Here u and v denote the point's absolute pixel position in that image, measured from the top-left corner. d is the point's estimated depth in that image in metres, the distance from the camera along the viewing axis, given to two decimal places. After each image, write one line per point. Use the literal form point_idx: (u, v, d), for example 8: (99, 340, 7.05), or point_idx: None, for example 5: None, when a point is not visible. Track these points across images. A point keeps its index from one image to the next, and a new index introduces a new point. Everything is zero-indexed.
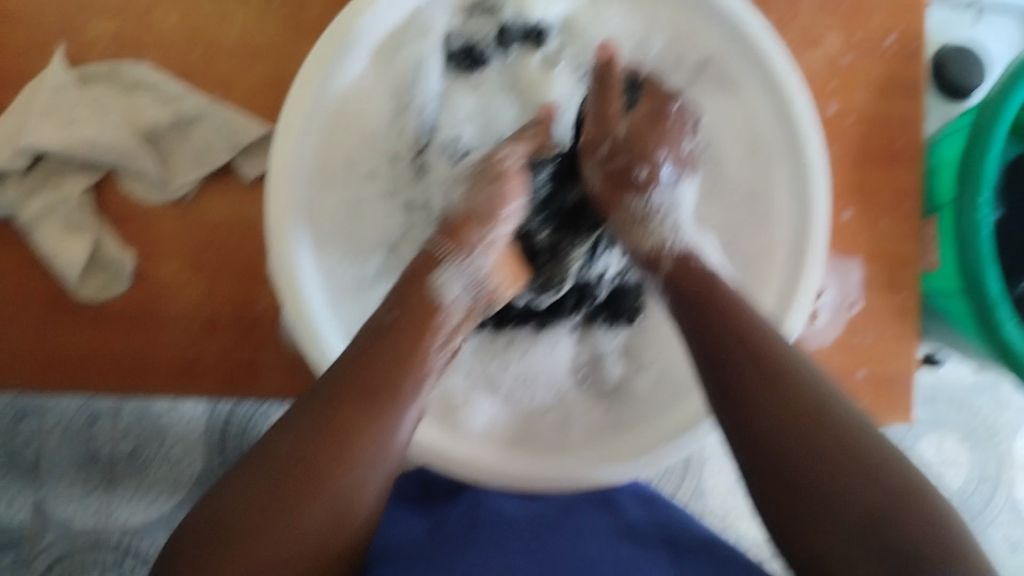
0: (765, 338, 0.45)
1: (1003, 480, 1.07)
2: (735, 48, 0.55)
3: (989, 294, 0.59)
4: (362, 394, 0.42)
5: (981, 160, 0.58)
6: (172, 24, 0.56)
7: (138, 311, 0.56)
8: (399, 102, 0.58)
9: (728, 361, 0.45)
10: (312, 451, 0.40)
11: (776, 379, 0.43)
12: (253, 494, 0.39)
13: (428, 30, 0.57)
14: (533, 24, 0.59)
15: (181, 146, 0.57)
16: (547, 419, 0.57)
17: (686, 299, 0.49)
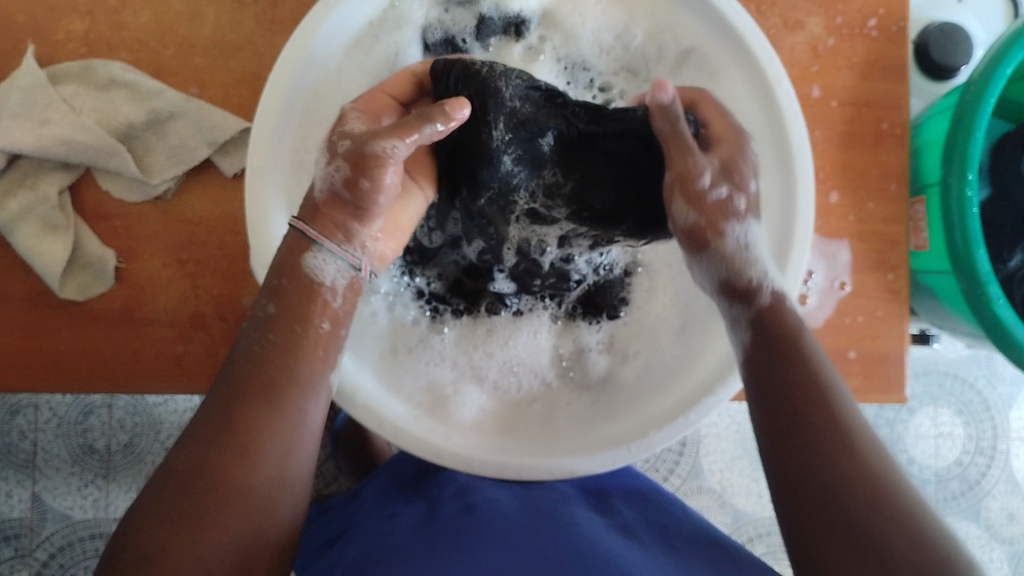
0: (838, 397, 0.43)
1: (998, 451, 1.07)
2: (715, 32, 0.54)
3: (978, 269, 0.58)
4: (260, 391, 0.42)
5: (967, 143, 0.58)
6: (144, 23, 0.56)
7: (118, 311, 0.56)
8: None
9: (799, 408, 0.43)
10: (219, 461, 0.40)
11: (845, 439, 0.42)
12: (162, 508, 0.39)
13: (405, 19, 0.56)
14: (513, 15, 0.57)
15: (158, 143, 0.57)
16: (535, 407, 0.54)
17: (773, 350, 0.45)
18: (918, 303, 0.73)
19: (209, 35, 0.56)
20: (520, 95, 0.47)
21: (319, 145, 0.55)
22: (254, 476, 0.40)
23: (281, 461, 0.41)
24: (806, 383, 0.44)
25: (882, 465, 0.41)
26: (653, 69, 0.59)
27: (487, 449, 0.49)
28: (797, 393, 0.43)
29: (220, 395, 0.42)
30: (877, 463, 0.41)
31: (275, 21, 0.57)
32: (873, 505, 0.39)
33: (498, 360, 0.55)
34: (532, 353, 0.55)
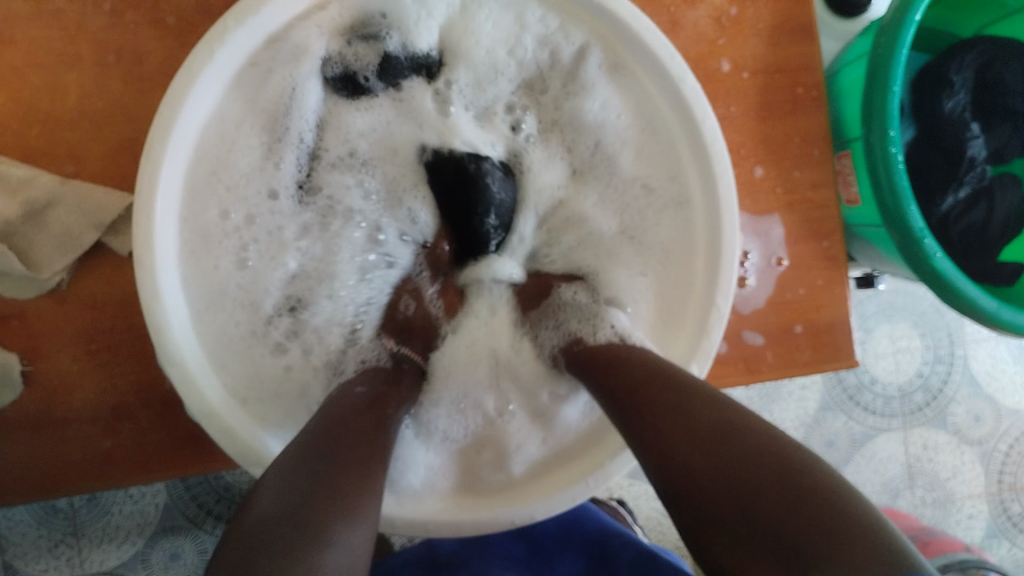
0: (666, 376, 0.43)
1: (957, 357, 1.08)
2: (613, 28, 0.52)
3: (914, 225, 0.56)
4: (362, 427, 0.43)
5: (885, 98, 0.56)
6: (2, 104, 0.52)
7: (34, 415, 0.53)
8: (272, 134, 0.52)
9: (634, 398, 0.43)
10: (340, 485, 0.38)
11: (680, 400, 0.41)
12: (292, 491, 0.36)
13: (307, 52, 0.51)
14: (422, 55, 0.55)
15: (42, 234, 0.52)
16: (488, 464, 0.51)
17: (604, 368, 0.47)
18: (855, 250, 0.72)
19: (77, 106, 0.52)
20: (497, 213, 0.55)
21: (213, 203, 0.50)
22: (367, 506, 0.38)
23: (378, 514, 0.39)
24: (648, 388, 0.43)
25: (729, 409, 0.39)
26: (549, 81, 0.57)
27: (441, 510, 0.47)
28: (639, 410, 0.42)
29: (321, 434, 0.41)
30: (706, 406, 0.39)
31: (144, 80, 0.53)
32: (708, 438, 0.37)
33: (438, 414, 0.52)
34: (466, 373, 0.53)
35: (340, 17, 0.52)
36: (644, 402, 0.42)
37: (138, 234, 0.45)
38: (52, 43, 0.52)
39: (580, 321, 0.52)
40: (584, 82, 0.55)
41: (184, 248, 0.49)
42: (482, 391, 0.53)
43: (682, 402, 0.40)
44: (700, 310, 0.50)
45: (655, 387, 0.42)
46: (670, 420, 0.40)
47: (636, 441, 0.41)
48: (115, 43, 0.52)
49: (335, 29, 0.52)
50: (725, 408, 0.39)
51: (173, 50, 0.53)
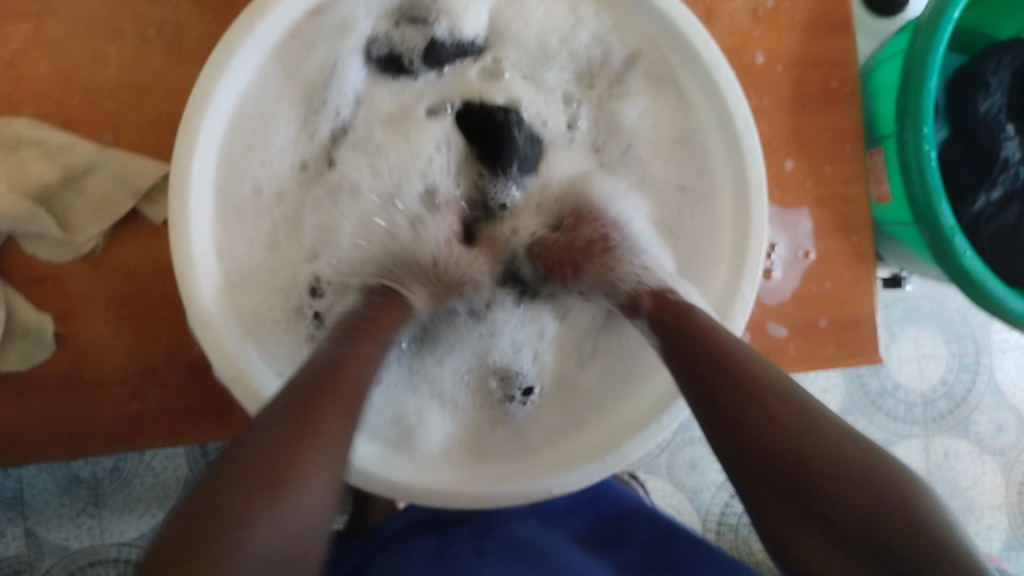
0: (743, 359, 0.43)
1: (982, 365, 1.07)
2: (649, 16, 0.52)
3: (944, 222, 0.56)
4: (339, 381, 0.42)
5: (920, 94, 0.55)
6: (44, 72, 0.53)
7: (65, 375, 0.54)
8: (309, 106, 0.53)
9: (713, 379, 0.43)
10: (297, 450, 0.37)
11: (760, 391, 0.41)
12: (245, 464, 0.36)
13: (351, 29, 0.52)
14: (466, 39, 0.55)
15: (78, 201, 0.54)
16: (502, 434, 0.54)
17: (668, 331, 0.46)
18: (886, 250, 0.72)
19: (117, 76, 0.53)
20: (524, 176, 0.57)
21: (245, 173, 0.51)
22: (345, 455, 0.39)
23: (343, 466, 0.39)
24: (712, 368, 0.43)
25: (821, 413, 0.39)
26: (597, 78, 0.57)
27: (459, 478, 0.48)
28: (720, 394, 0.42)
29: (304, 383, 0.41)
30: (784, 407, 0.40)
31: (183, 53, 0.54)
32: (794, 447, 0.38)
33: (450, 375, 0.55)
34: (467, 351, 0.56)
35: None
36: (710, 384, 0.43)
37: (175, 203, 0.46)
38: (94, 14, 0.53)
39: (633, 261, 0.52)
40: (635, 86, 0.56)
41: (218, 218, 0.49)
42: (484, 364, 0.55)
43: (752, 390, 0.41)
44: (724, 297, 0.51)
45: (734, 368, 0.42)
46: (746, 405, 0.41)
47: (718, 429, 0.41)
48: (155, 15, 0.53)
49: (383, 10, 0.54)
50: (799, 399, 0.40)
51: (211, 24, 0.53)
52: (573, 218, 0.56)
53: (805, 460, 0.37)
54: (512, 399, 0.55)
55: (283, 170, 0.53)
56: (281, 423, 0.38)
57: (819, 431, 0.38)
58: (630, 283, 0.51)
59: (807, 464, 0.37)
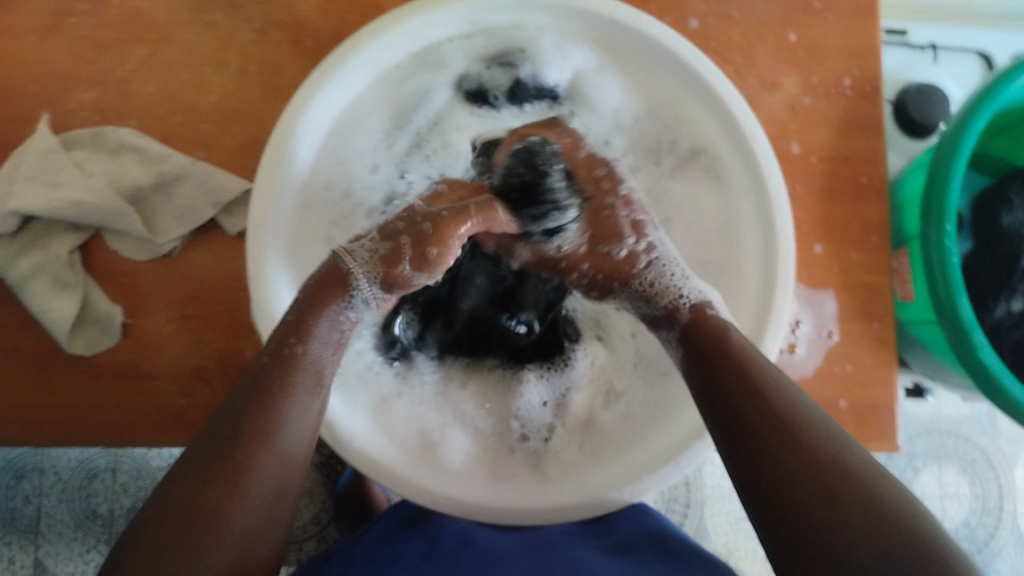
0: (756, 371, 0.45)
1: (1006, 511, 1.02)
2: (697, 95, 0.57)
3: (963, 317, 0.58)
4: (262, 404, 0.43)
5: (943, 192, 0.58)
6: (153, 93, 0.60)
7: (124, 367, 0.58)
8: (396, 122, 0.59)
9: (730, 391, 0.45)
10: (214, 485, 0.40)
11: (777, 416, 0.42)
12: (160, 520, 0.39)
13: (445, 65, 0.59)
14: (547, 88, 0.61)
15: (165, 205, 0.59)
16: (521, 458, 0.57)
17: (721, 359, 0.46)
18: (909, 356, 0.74)
19: (214, 104, 0.59)
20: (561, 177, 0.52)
21: (321, 177, 0.57)
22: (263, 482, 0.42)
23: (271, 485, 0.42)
24: (732, 374, 0.45)
25: (848, 454, 0.40)
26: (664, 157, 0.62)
27: (483, 495, 0.51)
28: (739, 409, 0.44)
29: (233, 413, 0.43)
30: (812, 437, 0.41)
31: (277, 88, 0.60)
32: (813, 480, 0.39)
33: (471, 401, 0.59)
34: (495, 388, 0.61)
35: (482, 42, 0.58)
36: (732, 392, 0.45)
37: (258, 192, 0.52)
38: (204, 47, 0.60)
39: (668, 278, 0.52)
40: (692, 174, 0.61)
41: (295, 215, 0.55)
42: (507, 411, 0.59)
43: (773, 404, 0.43)
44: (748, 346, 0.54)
45: (757, 381, 0.44)
46: (764, 419, 0.43)
47: (739, 453, 0.43)
48: (257, 55, 0.60)
49: (477, 53, 0.59)
50: (814, 412, 0.43)
51: (305, 66, 0.60)
52: (594, 226, 0.53)
53: (810, 466, 0.40)
54: (530, 437, 0.58)
55: (364, 175, 0.59)
56: (207, 445, 0.42)
57: (843, 472, 0.39)
58: (670, 296, 0.51)
59: (782, 445, 0.41)
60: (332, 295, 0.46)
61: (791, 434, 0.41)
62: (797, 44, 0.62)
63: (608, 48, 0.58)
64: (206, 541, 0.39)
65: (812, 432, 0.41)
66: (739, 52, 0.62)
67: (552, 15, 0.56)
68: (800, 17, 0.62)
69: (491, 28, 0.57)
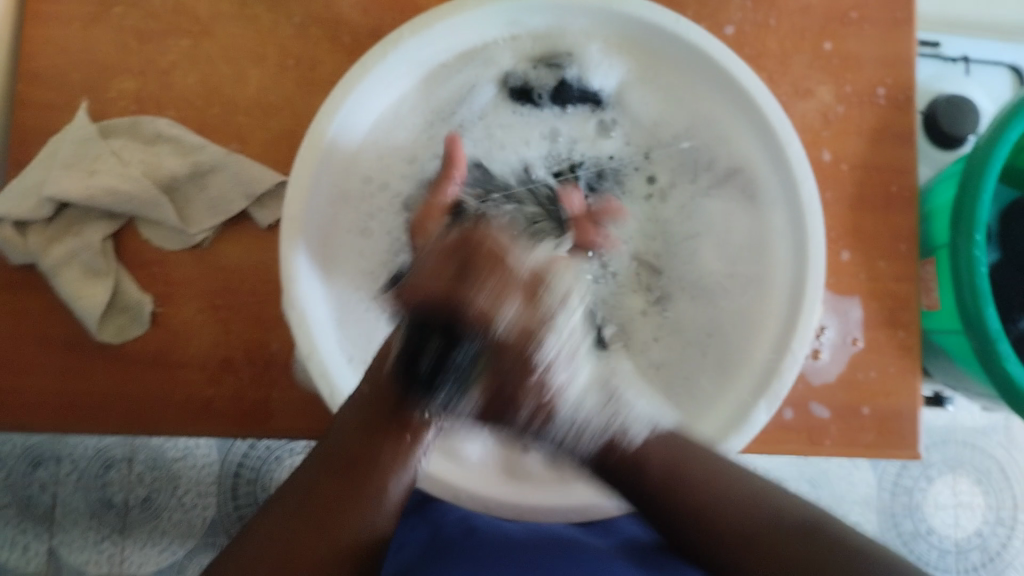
0: (720, 484, 0.44)
1: (1019, 522, 1.02)
2: (735, 104, 0.58)
3: (989, 327, 0.58)
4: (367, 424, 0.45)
5: (974, 202, 0.58)
6: (191, 84, 0.60)
7: (152, 355, 0.58)
8: (436, 116, 0.59)
9: (697, 519, 0.44)
10: (328, 497, 0.42)
11: (746, 522, 0.43)
12: (271, 531, 0.41)
13: (492, 61, 0.59)
14: (592, 92, 0.61)
15: (198, 196, 0.59)
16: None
17: (670, 466, 0.46)
18: (932, 365, 0.73)
19: (252, 97, 0.60)
20: (456, 368, 0.42)
21: (358, 172, 0.58)
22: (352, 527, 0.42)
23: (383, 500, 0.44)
24: (692, 495, 0.44)
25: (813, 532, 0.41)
26: (701, 176, 0.61)
27: (501, 490, 0.54)
28: (710, 530, 0.44)
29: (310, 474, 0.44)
30: (780, 528, 0.42)
31: (313, 83, 0.60)
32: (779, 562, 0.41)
33: None
34: None
35: (529, 43, 0.59)
36: (700, 516, 0.44)
37: (292, 187, 0.52)
38: (242, 40, 0.60)
39: (594, 421, 0.47)
40: (728, 193, 0.60)
41: (328, 205, 0.57)
42: None
43: (728, 503, 0.43)
44: (778, 351, 0.55)
45: (715, 489, 0.44)
46: (727, 523, 0.43)
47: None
48: (295, 50, 0.60)
49: (524, 52, 0.59)
50: (774, 502, 0.43)
51: (342, 62, 0.60)
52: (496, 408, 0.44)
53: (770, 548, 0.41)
54: None
55: (399, 166, 0.59)
56: (318, 467, 0.44)
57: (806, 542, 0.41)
58: (587, 442, 0.47)
59: (747, 547, 0.42)
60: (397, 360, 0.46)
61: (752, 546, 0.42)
62: (832, 53, 0.62)
63: (645, 54, 0.60)
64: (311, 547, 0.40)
65: (783, 520, 0.42)
66: (774, 58, 0.62)
67: (591, 19, 0.58)
68: (837, 26, 0.62)
69: (536, 30, 0.59)
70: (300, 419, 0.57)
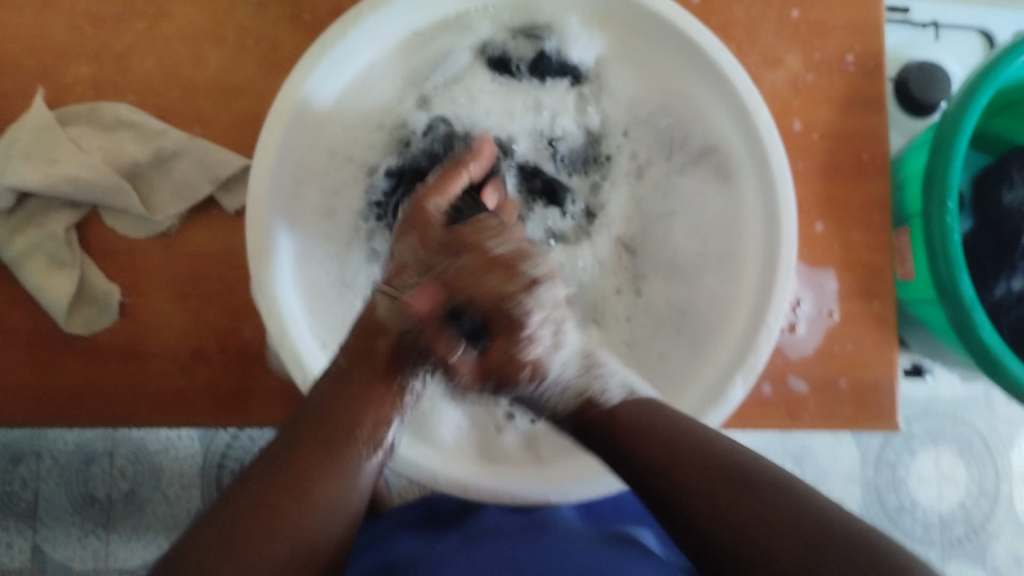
0: (644, 412, 0.45)
1: (1002, 493, 1.02)
2: (708, 78, 0.57)
3: (963, 296, 0.58)
4: (322, 441, 0.45)
5: (946, 169, 0.58)
6: (150, 68, 0.59)
7: (123, 346, 0.57)
8: (409, 83, 0.59)
9: (622, 436, 0.45)
10: (280, 503, 0.42)
11: (675, 442, 0.43)
12: (216, 529, 0.40)
13: (470, 29, 0.58)
14: (571, 65, 0.60)
15: (162, 182, 0.59)
16: (510, 438, 0.57)
17: (599, 422, 0.46)
18: (908, 335, 0.73)
19: (212, 80, 0.59)
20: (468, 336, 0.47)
21: (323, 144, 0.57)
22: (321, 489, 0.44)
23: (331, 516, 0.43)
24: (624, 418, 0.45)
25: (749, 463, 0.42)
26: (675, 154, 0.61)
27: (477, 472, 0.53)
28: (637, 451, 0.44)
29: (281, 453, 0.44)
30: (716, 451, 0.43)
31: (276, 64, 0.59)
32: (723, 483, 0.41)
33: None
34: None
35: (508, 15, 0.59)
36: (627, 435, 0.44)
37: (257, 169, 0.51)
38: (201, 23, 0.59)
39: (571, 377, 0.47)
40: (700, 172, 0.60)
41: (295, 182, 0.56)
42: None
43: (657, 429, 0.44)
44: (752, 324, 0.55)
45: (641, 416, 0.45)
46: (654, 444, 0.44)
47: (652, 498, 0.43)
48: (254, 30, 0.59)
49: (502, 22, 0.59)
50: (701, 435, 0.44)
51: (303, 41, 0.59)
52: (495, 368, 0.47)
53: (703, 469, 0.42)
54: (517, 415, 0.58)
55: (367, 134, 0.58)
56: (268, 469, 0.44)
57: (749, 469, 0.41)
58: (551, 409, 0.48)
59: (674, 463, 0.43)
60: (353, 374, 0.48)
61: (714, 495, 0.41)
62: (800, 20, 0.62)
63: (618, 23, 0.59)
64: (259, 541, 0.40)
65: (715, 449, 0.43)
66: (742, 27, 0.61)
67: None
68: None
69: (510, 2, 0.58)
70: (275, 409, 0.56)
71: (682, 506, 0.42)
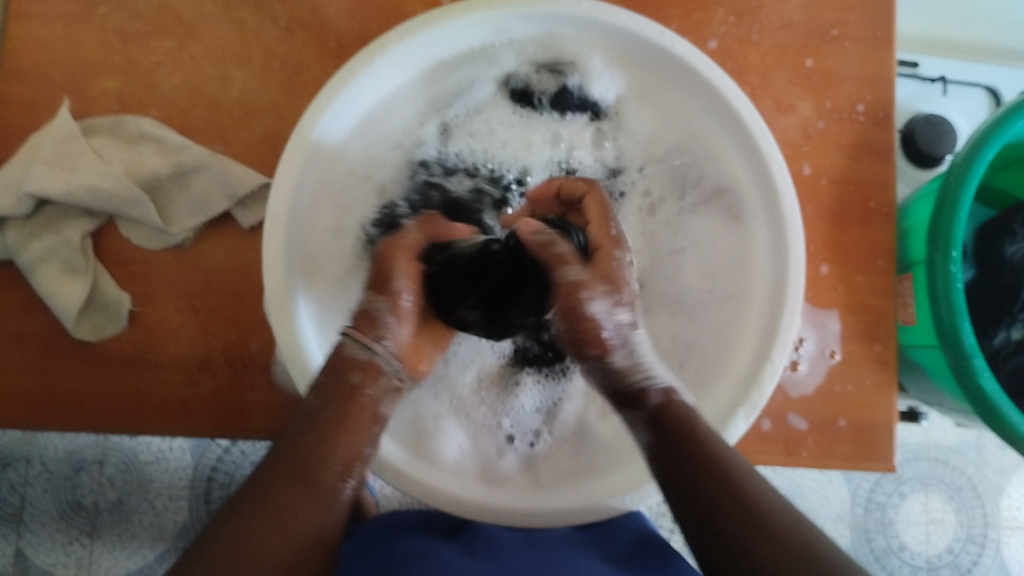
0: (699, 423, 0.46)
1: (990, 540, 1.02)
2: (724, 122, 0.59)
3: (965, 342, 0.58)
4: (299, 475, 0.45)
5: (951, 219, 0.59)
6: (174, 84, 0.60)
7: (130, 353, 0.58)
8: (432, 110, 0.60)
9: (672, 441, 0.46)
10: (258, 542, 0.43)
11: (716, 460, 0.44)
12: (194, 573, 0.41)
13: (494, 61, 0.59)
14: (591, 100, 0.61)
15: (179, 196, 0.59)
16: (509, 462, 0.57)
17: (666, 427, 0.46)
18: (908, 382, 0.75)
19: (236, 98, 0.60)
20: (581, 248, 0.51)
21: (342, 164, 0.58)
22: (303, 522, 0.44)
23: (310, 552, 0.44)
24: (683, 426, 0.46)
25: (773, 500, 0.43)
26: (688, 191, 0.61)
27: (478, 491, 0.54)
28: (680, 464, 0.45)
29: (259, 488, 0.45)
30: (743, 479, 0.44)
31: (299, 86, 0.60)
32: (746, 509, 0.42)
33: (469, 386, 0.59)
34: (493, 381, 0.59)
35: (533, 48, 0.60)
36: (679, 444, 0.46)
37: (278, 185, 0.52)
38: (228, 42, 0.60)
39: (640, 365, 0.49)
40: (712, 211, 0.61)
41: (312, 198, 0.57)
42: (501, 412, 0.59)
43: (704, 441, 0.45)
44: (757, 363, 0.56)
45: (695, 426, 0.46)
46: (699, 456, 0.45)
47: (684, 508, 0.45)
48: (280, 52, 0.60)
49: (527, 56, 0.60)
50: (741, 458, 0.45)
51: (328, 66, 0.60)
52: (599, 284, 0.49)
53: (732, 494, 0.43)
54: (517, 439, 0.58)
55: (388, 155, 0.59)
56: (246, 506, 0.44)
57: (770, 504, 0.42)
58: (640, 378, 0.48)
59: (710, 481, 0.44)
60: (325, 409, 0.47)
61: (737, 523, 0.42)
62: (813, 69, 0.63)
63: (639, 62, 0.60)
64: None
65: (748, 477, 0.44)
66: (756, 72, 0.63)
67: (578, 26, 0.58)
68: (817, 43, 0.63)
69: (535, 38, 0.59)
70: (278, 424, 0.57)
71: (711, 539, 0.43)
